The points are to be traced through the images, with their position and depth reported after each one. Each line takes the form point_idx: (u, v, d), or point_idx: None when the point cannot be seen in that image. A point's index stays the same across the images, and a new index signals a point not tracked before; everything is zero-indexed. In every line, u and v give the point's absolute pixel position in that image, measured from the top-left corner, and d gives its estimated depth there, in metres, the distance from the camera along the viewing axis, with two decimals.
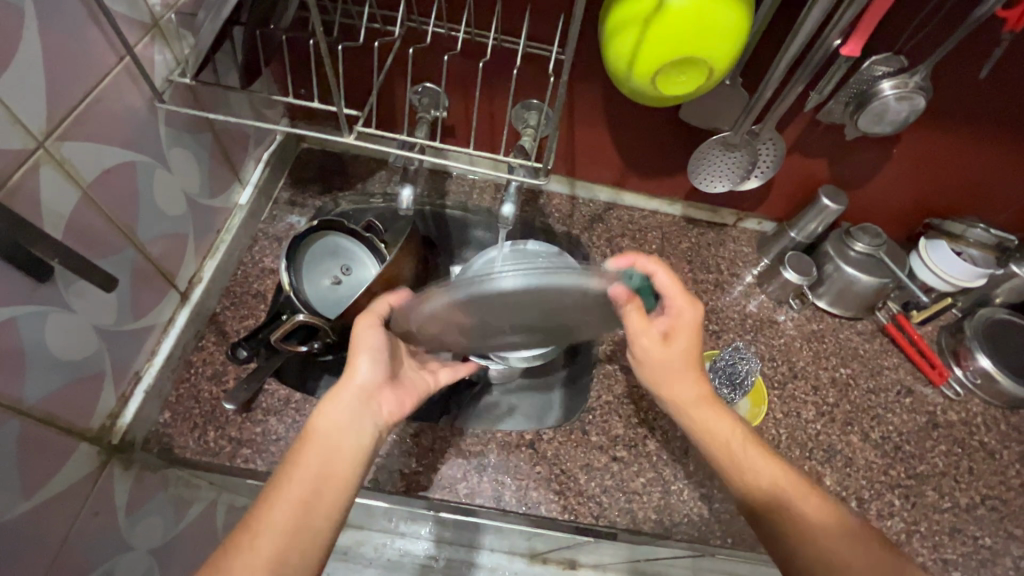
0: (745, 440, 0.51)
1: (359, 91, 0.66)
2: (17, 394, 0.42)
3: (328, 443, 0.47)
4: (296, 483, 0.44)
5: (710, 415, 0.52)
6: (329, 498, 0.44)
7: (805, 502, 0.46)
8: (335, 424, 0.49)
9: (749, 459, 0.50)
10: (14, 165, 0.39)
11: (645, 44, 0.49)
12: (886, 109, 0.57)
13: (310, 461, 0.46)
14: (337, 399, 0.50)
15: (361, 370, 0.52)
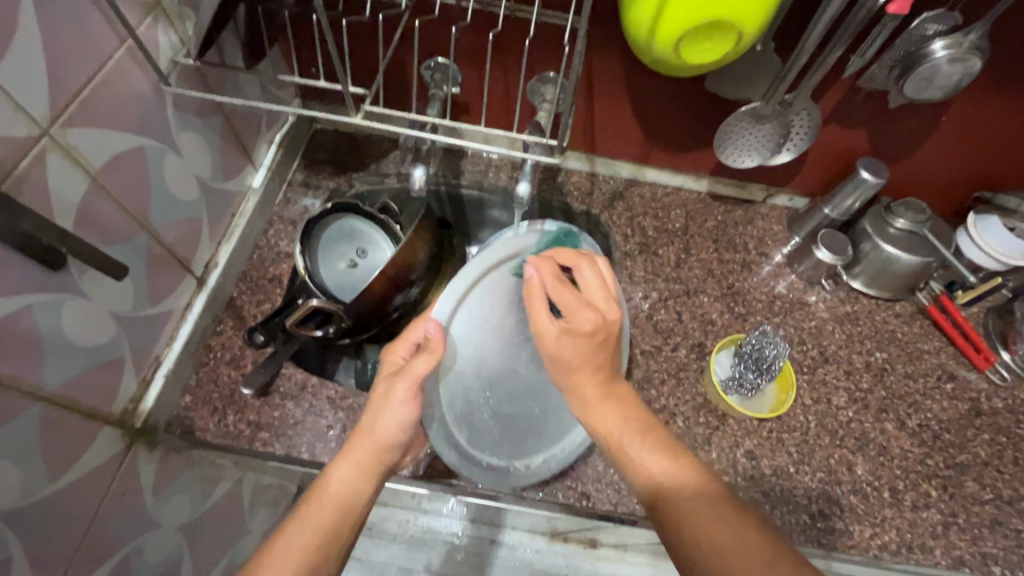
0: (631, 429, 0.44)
1: (368, 67, 0.64)
2: (38, 381, 0.43)
3: (339, 507, 0.45)
4: (299, 543, 0.42)
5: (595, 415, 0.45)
6: (333, 562, 0.43)
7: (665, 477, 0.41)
8: (349, 492, 0.46)
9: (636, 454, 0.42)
10: (19, 153, 0.38)
11: (666, 10, 0.45)
12: (937, 72, 0.52)
13: (319, 523, 0.44)
14: (351, 460, 0.47)
15: (391, 444, 0.48)
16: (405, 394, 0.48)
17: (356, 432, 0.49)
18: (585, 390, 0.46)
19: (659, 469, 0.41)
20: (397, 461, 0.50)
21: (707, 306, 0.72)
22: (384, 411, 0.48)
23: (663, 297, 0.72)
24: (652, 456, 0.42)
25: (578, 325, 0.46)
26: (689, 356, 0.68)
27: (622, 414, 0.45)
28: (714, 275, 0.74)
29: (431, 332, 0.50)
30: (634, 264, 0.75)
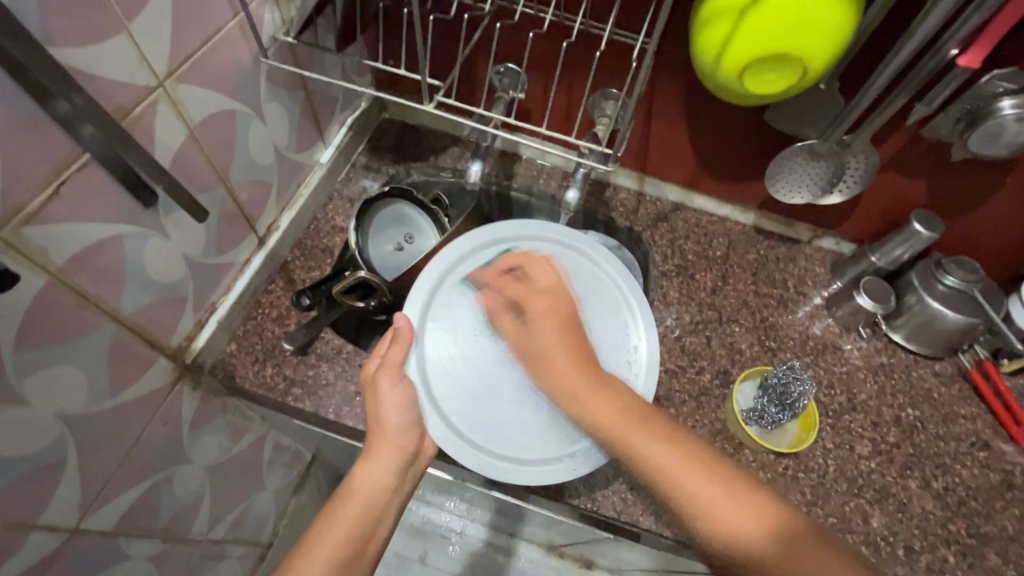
0: (679, 455, 0.44)
1: (442, 64, 0.68)
2: (115, 303, 0.48)
3: (367, 499, 0.49)
4: (333, 537, 0.46)
5: (644, 442, 0.45)
6: (371, 543, 0.47)
7: (690, 485, 0.43)
8: (375, 484, 0.49)
9: (683, 484, 0.43)
10: (137, 98, 0.43)
11: (735, 41, 0.47)
12: (1003, 130, 0.51)
13: (349, 518, 0.47)
14: (375, 458, 0.51)
15: (405, 430, 0.53)
16: (390, 381, 0.54)
17: (372, 434, 0.52)
18: (575, 383, 0.50)
19: (709, 494, 0.42)
20: (418, 445, 0.54)
21: (738, 336, 0.72)
22: (383, 408, 0.53)
23: (694, 320, 0.73)
24: (693, 484, 0.43)
25: (534, 305, 0.56)
26: (713, 382, 0.69)
27: (643, 427, 0.47)
28: (748, 306, 0.74)
29: (402, 325, 0.56)
30: (669, 284, 0.76)
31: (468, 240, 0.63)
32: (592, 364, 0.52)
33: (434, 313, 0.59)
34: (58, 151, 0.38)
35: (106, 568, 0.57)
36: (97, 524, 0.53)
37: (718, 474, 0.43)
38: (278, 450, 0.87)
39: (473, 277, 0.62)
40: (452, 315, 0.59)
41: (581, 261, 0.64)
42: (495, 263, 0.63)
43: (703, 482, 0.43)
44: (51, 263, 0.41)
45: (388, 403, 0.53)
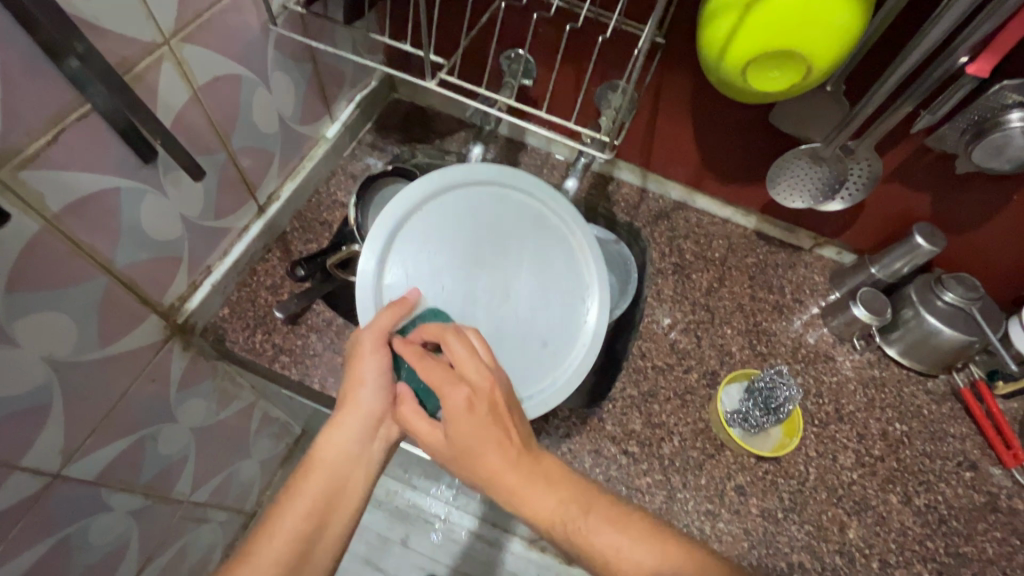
0: (581, 507, 0.44)
1: (451, 46, 0.69)
2: (109, 256, 0.48)
3: (334, 470, 0.48)
4: (299, 508, 0.46)
5: (535, 506, 0.44)
6: (340, 517, 0.47)
7: (609, 541, 0.42)
8: (341, 453, 0.49)
9: (595, 537, 0.42)
10: (141, 54, 0.44)
11: (740, 34, 0.47)
12: (1010, 143, 0.50)
13: (314, 490, 0.47)
14: (341, 427, 0.50)
15: (371, 399, 0.50)
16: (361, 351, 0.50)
17: (341, 401, 0.51)
18: (483, 440, 0.44)
19: (625, 551, 0.41)
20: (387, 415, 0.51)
21: (729, 338, 0.72)
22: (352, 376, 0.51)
23: (686, 320, 0.73)
24: (605, 536, 0.42)
25: (462, 373, 0.46)
26: (699, 381, 0.68)
27: (552, 495, 0.44)
28: (742, 309, 0.74)
29: (407, 295, 0.53)
30: (664, 282, 0.75)
31: (426, 185, 0.59)
32: (513, 422, 0.46)
33: (392, 258, 0.57)
34: (59, 98, 0.39)
35: (86, 516, 0.58)
36: (79, 473, 0.54)
37: (630, 525, 0.43)
38: (267, 420, 0.88)
39: (433, 226, 0.59)
40: (414, 266, 0.57)
41: (540, 206, 0.64)
42: (455, 207, 0.60)
43: (613, 533, 0.42)
44: (47, 208, 0.41)
45: (355, 371, 0.51)
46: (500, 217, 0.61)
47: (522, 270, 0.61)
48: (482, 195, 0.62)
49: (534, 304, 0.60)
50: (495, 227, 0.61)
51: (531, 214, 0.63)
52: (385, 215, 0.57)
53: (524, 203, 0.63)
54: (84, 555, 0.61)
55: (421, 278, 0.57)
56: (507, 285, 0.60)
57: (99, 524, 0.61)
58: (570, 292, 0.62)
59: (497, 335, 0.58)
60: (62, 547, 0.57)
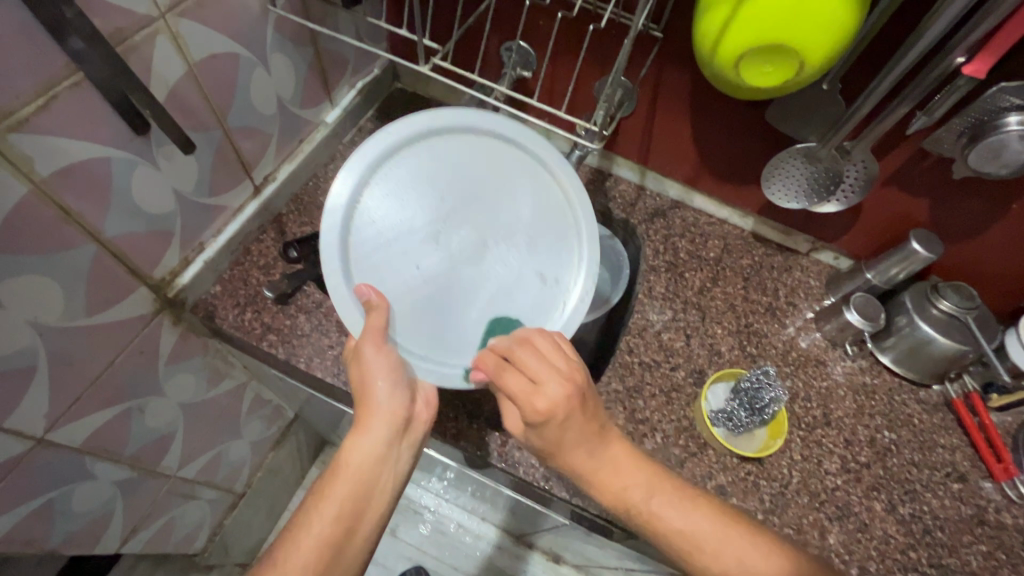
0: (655, 486, 0.48)
1: (450, 32, 0.69)
2: (98, 225, 0.49)
3: (359, 477, 0.49)
4: (327, 517, 0.47)
5: (608, 480, 0.48)
6: (365, 521, 0.49)
7: (684, 521, 0.47)
8: (365, 459, 0.49)
9: (673, 519, 0.47)
10: (135, 26, 0.45)
11: (733, 28, 0.47)
12: (1006, 147, 0.50)
13: (341, 498, 0.48)
14: (365, 433, 0.50)
15: (394, 397, 0.51)
16: (374, 349, 0.51)
17: (360, 409, 0.51)
18: (574, 438, 0.47)
19: (687, 528, 0.47)
20: (409, 416, 0.52)
21: (719, 338, 0.71)
22: (373, 381, 0.51)
23: (676, 318, 0.72)
24: (671, 516, 0.47)
25: (541, 386, 0.47)
26: (686, 379, 0.68)
27: (625, 479, 0.48)
28: (734, 310, 0.73)
29: (370, 295, 0.53)
30: (657, 279, 0.75)
31: (376, 143, 0.55)
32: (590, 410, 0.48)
33: (350, 251, 0.55)
34: (49, 65, 0.40)
35: (70, 483, 0.59)
36: (64, 439, 0.55)
37: (705, 505, 0.48)
38: (258, 402, 0.89)
39: (394, 187, 0.56)
40: (385, 234, 0.56)
41: (502, 142, 0.60)
42: (415, 162, 0.57)
43: (688, 514, 0.47)
44: (36, 173, 0.42)
45: (368, 376, 0.51)
46: (456, 164, 0.59)
47: (498, 215, 0.60)
48: (439, 141, 0.58)
49: (517, 242, 0.60)
50: (458, 172, 0.59)
51: (495, 155, 0.60)
52: (326, 211, 0.54)
53: (484, 142, 0.60)
54: (67, 521, 0.63)
55: (391, 263, 0.56)
56: (485, 229, 0.59)
57: (83, 492, 0.62)
58: (552, 219, 0.61)
59: (483, 286, 0.58)
60: (45, 512, 0.58)
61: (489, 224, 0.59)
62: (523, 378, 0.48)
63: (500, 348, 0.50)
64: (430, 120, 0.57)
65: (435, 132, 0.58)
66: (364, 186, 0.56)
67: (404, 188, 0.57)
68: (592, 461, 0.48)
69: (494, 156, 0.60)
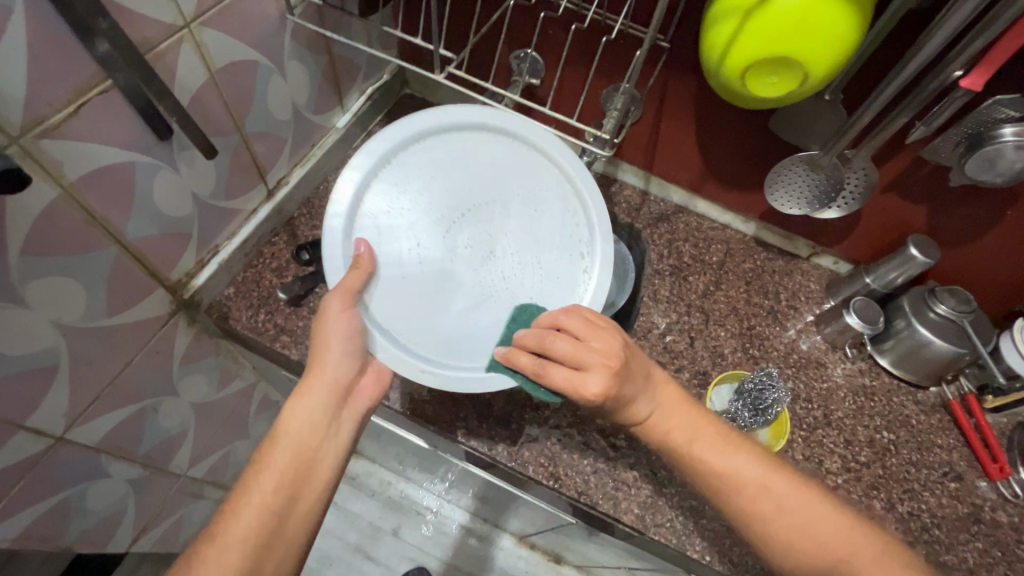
0: (710, 432, 0.50)
1: (461, 40, 0.70)
2: (120, 227, 0.50)
3: (301, 443, 0.48)
4: (265, 486, 0.46)
5: (679, 425, 0.50)
6: (310, 495, 0.47)
7: (733, 459, 0.48)
8: (307, 424, 0.49)
9: (728, 464, 0.48)
10: (162, 35, 0.46)
11: (739, 40, 0.48)
12: (1000, 157, 0.52)
13: (281, 465, 0.47)
14: (309, 396, 0.49)
15: (340, 362, 0.51)
16: (340, 306, 0.52)
17: (308, 371, 0.51)
18: (626, 391, 0.48)
19: (741, 466, 0.48)
20: (347, 386, 0.52)
21: (722, 340, 0.73)
22: (326, 342, 0.51)
23: (681, 321, 0.74)
24: (717, 454, 0.49)
25: (586, 360, 0.48)
26: (691, 380, 0.70)
27: (689, 418, 0.50)
28: (737, 313, 0.75)
29: (362, 253, 0.55)
30: (661, 283, 0.76)
31: (400, 127, 0.58)
32: (635, 364, 0.50)
33: (359, 225, 0.57)
34: (81, 73, 0.41)
35: (85, 481, 0.60)
36: (81, 438, 0.56)
37: (753, 454, 0.49)
38: (266, 403, 0.90)
39: (408, 173, 0.59)
40: (393, 220, 0.58)
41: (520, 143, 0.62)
42: (434, 153, 0.60)
43: (735, 455, 0.49)
44: (65, 177, 0.43)
45: (321, 336, 0.51)
46: (480, 165, 0.61)
47: (505, 218, 0.61)
48: (458, 132, 0.61)
49: (520, 250, 0.61)
50: (473, 165, 0.61)
51: (510, 154, 0.62)
52: (340, 183, 0.56)
53: (503, 141, 0.62)
54: (81, 518, 0.63)
55: (393, 244, 0.57)
56: (489, 235, 0.61)
57: (97, 490, 0.63)
58: (560, 239, 0.62)
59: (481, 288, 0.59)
60: (61, 510, 0.59)
61: (495, 233, 0.61)
62: (562, 367, 0.49)
63: (532, 339, 0.51)
64: (452, 114, 0.60)
65: (456, 122, 0.60)
66: (385, 167, 0.58)
67: (417, 173, 0.59)
68: (643, 405, 0.50)
69: (507, 153, 0.62)
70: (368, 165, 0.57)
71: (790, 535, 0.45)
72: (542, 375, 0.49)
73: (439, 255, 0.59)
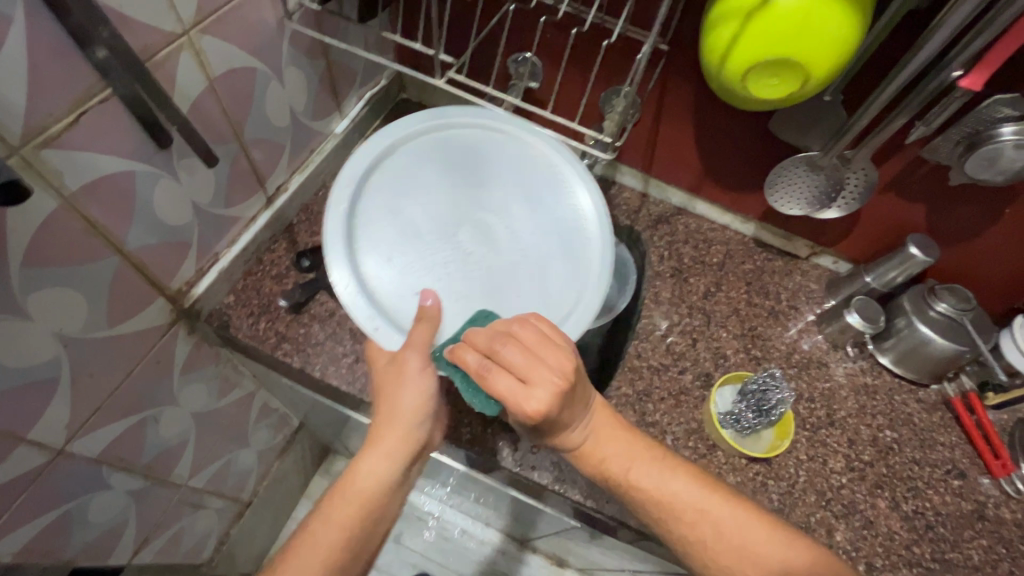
0: (643, 455, 0.50)
1: (459, 44, 0.70)
2: (121, 236, 0.50)
3: (368, 494, 0.50)
4: (325, 536, 0.48)
5: (618, 450, 0.50)
6: (371, 534, 0.50)
7: (659, 483, 0.49)
8: (376, 478, 0.50)
9: (654, 487, 0.49)
10: (162, 43, 0.46)
11: (740, 43, 0.49)
12: (1000, 156, 0.52)
13: (346, 516, 0.49)
14: (376, 450, 0.50)
15: (417, 414, 0.51)
16: (420, 366, 0.51)
17: (380, 423, 0.51)
18: (559, 412, 0.45)
19: (673, 488, 0.49)
20: (427, 438, 0.53)
21: (724, 341, 0.73)
22: (403, 392, 0.50)
23: (682, 323, 0.74)
24: (649, 478, 0.49)
25: (534, 373, 0.45)
26: (694, 383, 0.70)
27: (619, 440, 0.51)
28: (738, 314, 0.75)
29: (430, 305, 0.53)
30: (662, 285, 0.77)
31: (390, 128, 0.60)
32: (579, 381, 0.47)
33: (361, 214, 0.58)
34: (81, 82, 0.41)
35: (87, 494, 0.60)
36: (82, 450, 0.55)
37: (689, 473, 0.50)
38: (266, 411, 0.89)
39: (402, 171, 0.60)
40: (391, 215, 0.58)
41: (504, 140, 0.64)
42: (423, 151, 0.61)
43: (665, 477, 0.49)
44: (65, 187, 0.43)
45: (415, 402, 0.50)
46: (504, 171, 0.63)
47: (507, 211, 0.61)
48: (447, 134, 0.62)
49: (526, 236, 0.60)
50: (465, 164, 0.62)
51: (498, 152, 0.63)
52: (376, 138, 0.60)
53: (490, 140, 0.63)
54: (83, 531, 0.63)
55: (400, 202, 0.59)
56: (490, 221, 0.61)
57: (98, 502, 0.62)
58: (562, 225, 0.61)
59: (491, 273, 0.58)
60: (62, 523, 0.58)
61: (501, 225, 0.61)
62: (511, 375, 0.45)
63: (478, 343, 0.48)
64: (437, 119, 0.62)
65: (443, 126, 0.62)
66: (400, 145, 0.61)
67: (410, 174, 0.60)
68: (578, 433, 0.49)
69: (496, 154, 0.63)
70: (412, 125, 0.61)
71: (753, 569, 0.46)
72: (489, 387, 0.46)
73: (440, 235, 0.59)
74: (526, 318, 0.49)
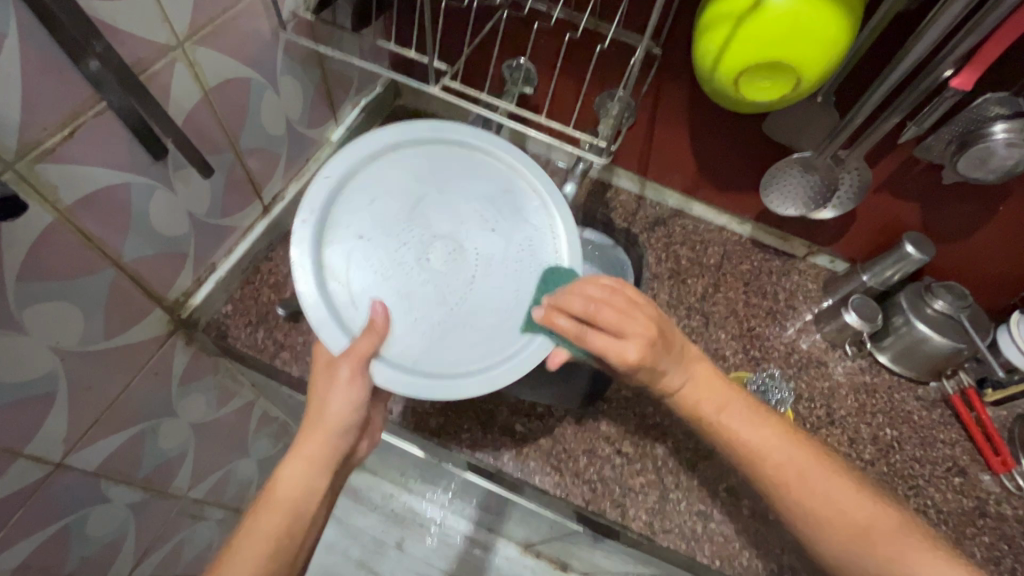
0: (732, 399, 0.52)
1: (454, 51, 0.71)
2: (117, 248, 0.50)
3: (295, 504, 0.50)
4: (251, 555, 0.47)
5: (707, 396, 0.52)
6: (299, 543, 0.51)
7: (753, 431, 0.51)
8: (293, 485, 0.50)
9: (744, 434, 0.51)
10: (155, 55, 0.46)
11: (730, 47, 0.49)
12: (992, 155, 0.52)
13: (270, 529, 0.49)
14: (296, 456, 0.50)
15: (343, 420, 0.51)
16: (349, 375, 0.50)
17: (308, 427, 0.51)
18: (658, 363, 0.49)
19: (756, 437, 0.50)
20: (350, 445, 0.53)
21: (723, 341, 0.73)
22: (330, 396, 0.50)
23: (681, 324, 0.74)
24: (745, 426, 0.51)
25: (625, 330, 0.48)
26: None
27: (709, 389, 0.52)
28: (736, 315, 0.75)
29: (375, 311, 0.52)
30: (660, 286, 0.77)
31: (380, 132, 0.59)
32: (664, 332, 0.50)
33: (334, 211, 0.56)
34: (74, 95, 0.41)
35: (86, 507, 0.59)
36: (80, 463, 0.55)
37: (775, 422, 0.52)
38: (266, 420, 0.89)
39: (380, 175, 0.59)
40: (358, 217, 0.57)
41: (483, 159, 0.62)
42: (407, 161, 0.60)
43: (753, 428, 0.51)
44: (60, 201, 0.43)
45: (333, 408, 0.50)
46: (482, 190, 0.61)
47: (476, 233, 0.59)
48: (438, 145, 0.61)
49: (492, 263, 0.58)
50: (444, 180, 0.60)
51: (479, 171, 0.62)
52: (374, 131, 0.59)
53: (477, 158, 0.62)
54: (82, 544, 0.62)
55: (384, 192, 0.58)
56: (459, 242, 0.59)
57: (97, 515, 0.62)
58: (530, 258, 0.59)
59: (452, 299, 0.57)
60: (62, 536, 0.58)
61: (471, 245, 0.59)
62: (606, 333, 0.48)
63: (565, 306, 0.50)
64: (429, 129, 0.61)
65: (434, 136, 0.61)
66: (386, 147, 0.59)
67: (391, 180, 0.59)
68: (676, 377, 0.51)
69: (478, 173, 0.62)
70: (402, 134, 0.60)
71: (828, 510, 0.49)
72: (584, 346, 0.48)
73: (409, 250, 0.57)
74: (594, 276, 0.51)
